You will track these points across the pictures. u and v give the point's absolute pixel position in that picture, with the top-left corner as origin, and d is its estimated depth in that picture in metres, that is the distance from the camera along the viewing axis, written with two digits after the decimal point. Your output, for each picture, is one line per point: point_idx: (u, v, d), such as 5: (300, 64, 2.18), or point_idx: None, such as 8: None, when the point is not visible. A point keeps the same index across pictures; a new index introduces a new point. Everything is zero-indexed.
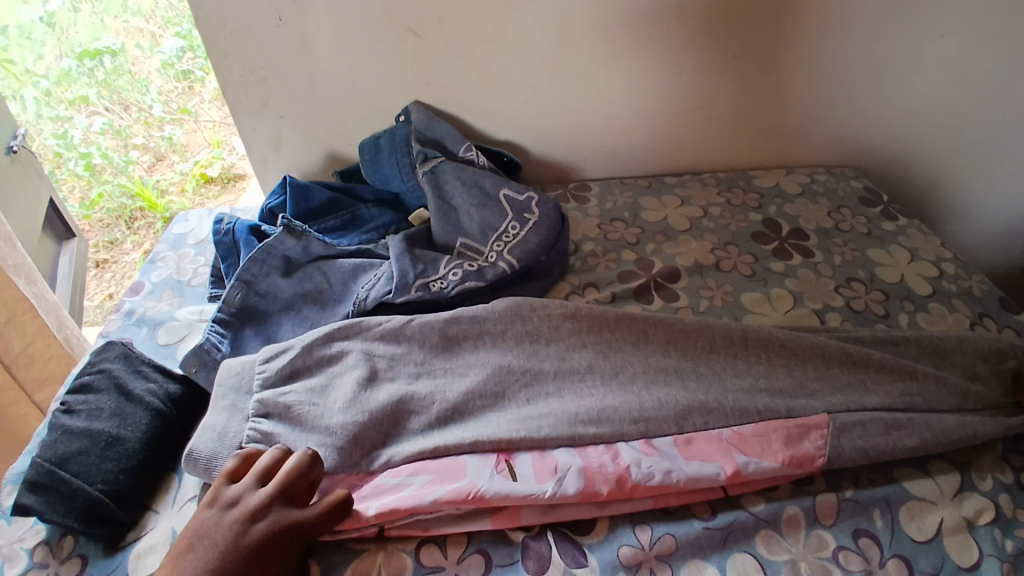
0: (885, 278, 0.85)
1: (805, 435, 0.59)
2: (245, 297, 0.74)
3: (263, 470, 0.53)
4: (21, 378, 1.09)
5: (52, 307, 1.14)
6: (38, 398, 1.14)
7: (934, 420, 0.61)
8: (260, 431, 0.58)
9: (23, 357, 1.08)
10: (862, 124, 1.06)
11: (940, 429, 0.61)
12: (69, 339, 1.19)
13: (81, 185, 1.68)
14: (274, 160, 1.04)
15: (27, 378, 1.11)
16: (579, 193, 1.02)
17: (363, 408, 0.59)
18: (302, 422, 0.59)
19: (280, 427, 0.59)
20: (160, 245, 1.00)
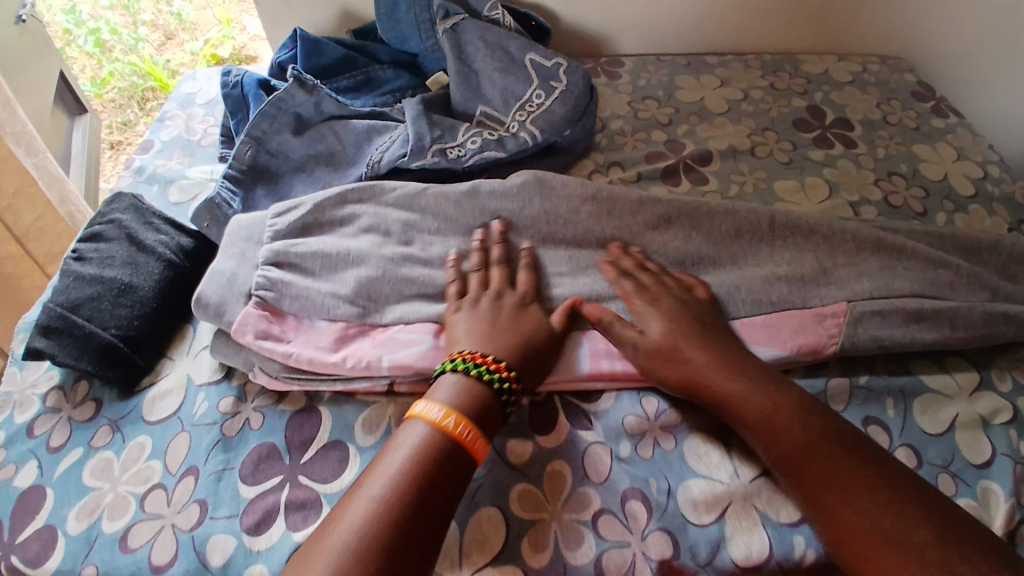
0: (927, 175, 0.80)
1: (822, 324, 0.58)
2: (255, 155, 0.71)
3: (481, 280, 0.59)
4: (32, 252, 1.07)
5: (56, 181, 1.07)
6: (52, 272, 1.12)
7: (960, 317, 0.59)
8: (269, 279, 0.57)
9: (35, 229, 1.06)
10: (927, 6, 0.95)
11: (965, 325, 0.58)
12: (73, 216, 1.12)
13: (92, 65, 1.59)
14: (285, 18, 0.97)
15: (37, 251, 1.08)
16: (610, 68, 0.95)
17: (378, 265, 0.58)
18: (314, 271, 0.59)
19: (289, 275, 0.58)
20: (169, 104, 0.96)
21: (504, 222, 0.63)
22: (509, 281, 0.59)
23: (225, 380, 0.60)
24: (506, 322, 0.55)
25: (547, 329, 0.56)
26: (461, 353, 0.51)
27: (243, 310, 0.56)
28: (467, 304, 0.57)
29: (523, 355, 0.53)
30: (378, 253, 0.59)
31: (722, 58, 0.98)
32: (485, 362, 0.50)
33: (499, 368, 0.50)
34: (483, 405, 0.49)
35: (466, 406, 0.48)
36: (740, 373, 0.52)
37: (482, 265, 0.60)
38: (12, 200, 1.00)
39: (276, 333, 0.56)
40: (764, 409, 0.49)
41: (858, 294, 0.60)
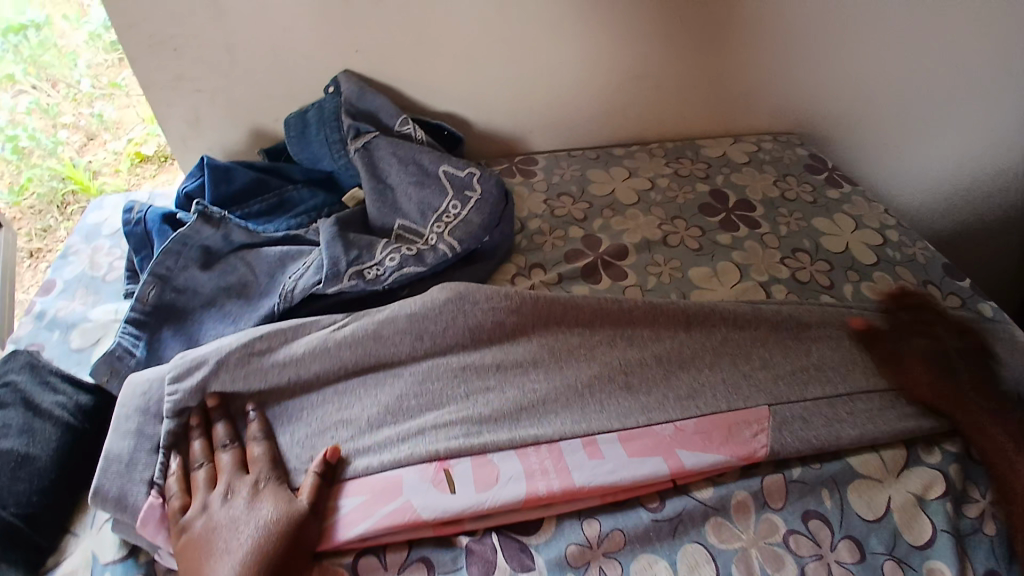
0: (830, 248, 0.85)
1: (739, 432, 0.60)
2: (160, 293, 0.68)
3: (208, 474, 0.55)
4: None
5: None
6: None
7: (875, 413, 0.63)
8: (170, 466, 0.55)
9: None
10: (806, 90, 1.05)
11: (882, 421, 0.62)
12: None
13: (6, 170, 1.27)
14: (195, 141, 0.96)
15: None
16: (525, 167, 0.98)
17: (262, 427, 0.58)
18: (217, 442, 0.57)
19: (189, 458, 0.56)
20: (71, 238, 0.92)
21: (219, 394, 0.59)
22: (241, 464, 0.55)
23: (131, 556, 0.54)
24: (241, 525, 0.50)
25: (290, 519, 0.51)
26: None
27: (146, 502, 0.53)
28: (195, 509, 0.52)
29: (266, 563, 0.48)
30: (255, 414, 0.58)
31: (628, 149, 1.04)
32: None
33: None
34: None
35: None
36: (872, 375, 0.66)
37: (210, 453, 0.56)
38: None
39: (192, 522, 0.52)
40: (937, 398, 0.63)
41: (778, 398, 0.63)
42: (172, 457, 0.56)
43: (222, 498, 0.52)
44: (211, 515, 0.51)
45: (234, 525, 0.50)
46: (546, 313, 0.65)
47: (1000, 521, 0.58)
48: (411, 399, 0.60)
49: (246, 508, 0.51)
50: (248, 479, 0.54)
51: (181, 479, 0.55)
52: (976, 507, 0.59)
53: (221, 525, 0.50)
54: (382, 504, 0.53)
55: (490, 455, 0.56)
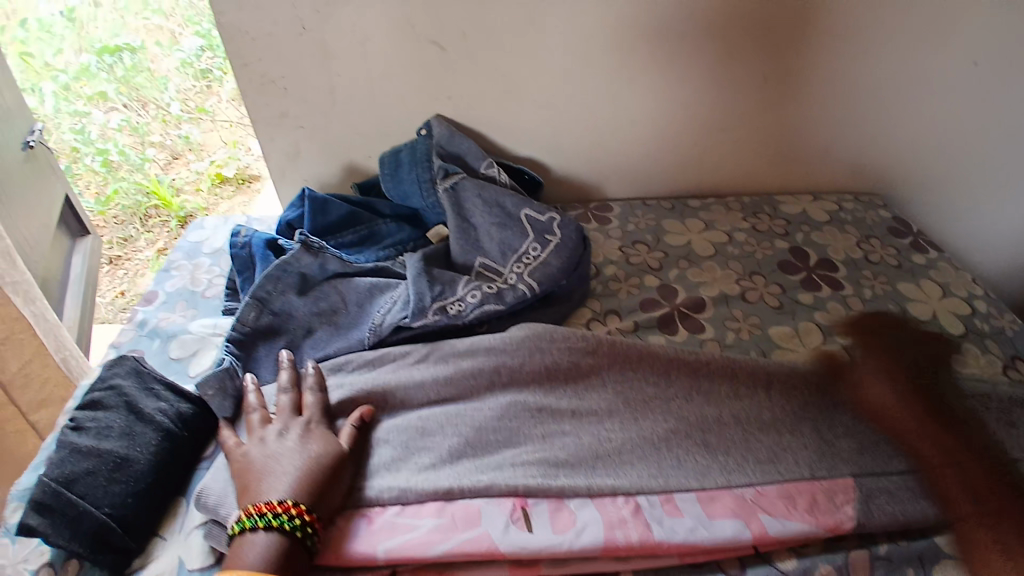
0: (916, 314, 0.82)
1: (833, 500, 0.58)
2: (258, 316, 0.72)
3: None
4: (19, 401, 1.04)
5: (51, 328, 1.06)
6: (34, 417, 1.08)
7: (963, 488, 0.60)
8: None
9: (20, 376, 1.03)
10: (891, 152, 1.03)
11: (970, 496, 0.59)
12: (67, 361, 1.11)
13: (95, 182, 1.73)
14: (292, 172, 1.03)
15: (22, 399, 1.05)
16: (600, 214, 1.00)
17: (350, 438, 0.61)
18: None
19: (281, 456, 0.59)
20: (174, 254, 0.99)
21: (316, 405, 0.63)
22: None
23: (217, 566, 0.57)
24: None
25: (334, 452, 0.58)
26: (252, 509, 0.52)
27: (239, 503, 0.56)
28: None
29: None
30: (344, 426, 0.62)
31: (704, 201, 1.04)
32: (270, 510, 0.52)
33: (286, 511, 0.52)
34: (286, 555, 0.50)
35: (262, 563, 0.49)
36: None
37: None
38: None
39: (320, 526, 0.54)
40: None
41: (863, 468, 0.61)
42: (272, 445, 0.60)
43: None
44: None
45: None
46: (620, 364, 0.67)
47: None
48: (493, 433, 0.62)
49: None
50: None
51: None
52: None
53: None
54: (461, 531, 0.53)
55: (567, 501, 0.57)
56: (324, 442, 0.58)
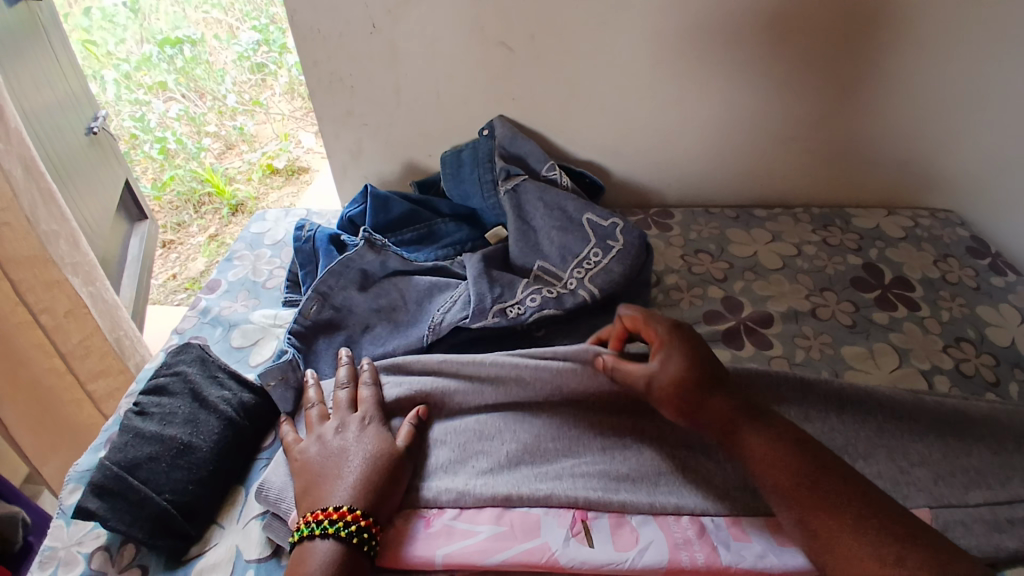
0: (997, 341, 0.77)
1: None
2: (320, 310, 0.73)
3: None
4: (77, 372, 1.06)
5: (109, 308, 1.09)
6: (89, 387, 1.10)
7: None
8: None
9: (81, 347, 1.04)
10: (974, 168, 0.96)
11: None
12: (120, 342, 1.13)
13: (153, 167, 1.80)
14: (354, 169, 1.04)
15: (82, 369, 1.07)
16: (661, 220, 0.98)
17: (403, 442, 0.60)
18: None
19: None
20: (238, 244, 1.01)
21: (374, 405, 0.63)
22: None
23: (275, 557, 0.58)
24: None
25: (389, 454, 0.57)
26: (307, 517, 0.52)
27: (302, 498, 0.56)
28: None
29: None
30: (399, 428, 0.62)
31: (771, 212, 1.00)
32: (325, 517, 0.51)
33: (341, 518, 0.51)
34: (346, 560, 0.50)
35: (325, 571, 0.49)
36: None
37: None
38: (62, 319, 0.99)
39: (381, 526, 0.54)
40: None
41: (940, 500, 0.57)
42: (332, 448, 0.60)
43: None
44: None
45: None
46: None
47: None
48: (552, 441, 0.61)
49: None
50: None
51: None
52: None
53: None
54: (520, 540, 0.52)
55: (629, 516, 0.55)
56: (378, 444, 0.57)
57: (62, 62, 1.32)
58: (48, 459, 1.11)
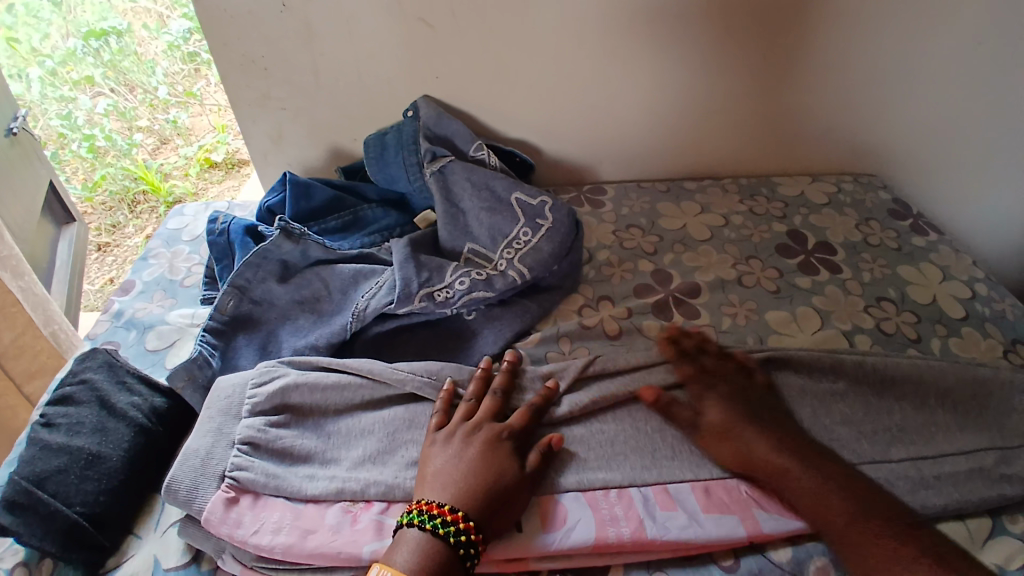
0: (916, 299, 0.80)
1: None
2: (237, 305, 0.69)
3: (468, 408, 0.58)
4: (10, 374, 0.99)
5: (41, 301, 1.03)
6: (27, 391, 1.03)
7: (962, 478, 0.58)
8: (237, 483, 0.54)
9: (13, 348, 0.98)
10: (892, 134, 0.99)
11: (973, 491, 0.58)
12: (57, 336, 1.08)
13: (83, 167, 1.67)
14: (277, 155, 1.00)
15: (16, 371, 1.00)
16: (594, 197, 0.97)
17: (318, 445, 0.57)
18: (285, 455, 0.56)
19: (254, 459, 0.55)
20: (153, 241, 0.95)
21: (293, 403, 0.59)
22: (472, 414, 0.58)
23: (195, 563, 0.55)
24: (465, 459, 0.53)
25: (492, 457, 0.53)
26: (418, 503, 0.50)
27: (216, 495, 0.53)
28: (455, 434, 0.56)
29: (487, 491, 0.51)
30: (315, 430, 0.58)
31: (699, 184, 1.02)
32: (440, 514, 0.49)
33: (456, 522, 0.48)
34: (441, 561, 0.47)
35: (417, 566, 0.46)
36: None
37: (478, 395, 0.60)
38: None
39: (304, 526, 0.51)
40: None
41: (862, 457, 0.59)
42: (243, 452, 0.55)
43: (447, 437, 0.55)
44: (444, 448, 0.54)
45: (456, 461, 0.53)
46: (608, 363, 0.65)
47: None
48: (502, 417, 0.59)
49: (462, 449, 0.54)
50: (470, 427, 0.56)
51: (444, 402, 0.59)
52: None
53: (456, 463, 0.53)
54: None
55: (559, 494, 0.55)
56: (500, 454, 0.54)
57: None
58: None
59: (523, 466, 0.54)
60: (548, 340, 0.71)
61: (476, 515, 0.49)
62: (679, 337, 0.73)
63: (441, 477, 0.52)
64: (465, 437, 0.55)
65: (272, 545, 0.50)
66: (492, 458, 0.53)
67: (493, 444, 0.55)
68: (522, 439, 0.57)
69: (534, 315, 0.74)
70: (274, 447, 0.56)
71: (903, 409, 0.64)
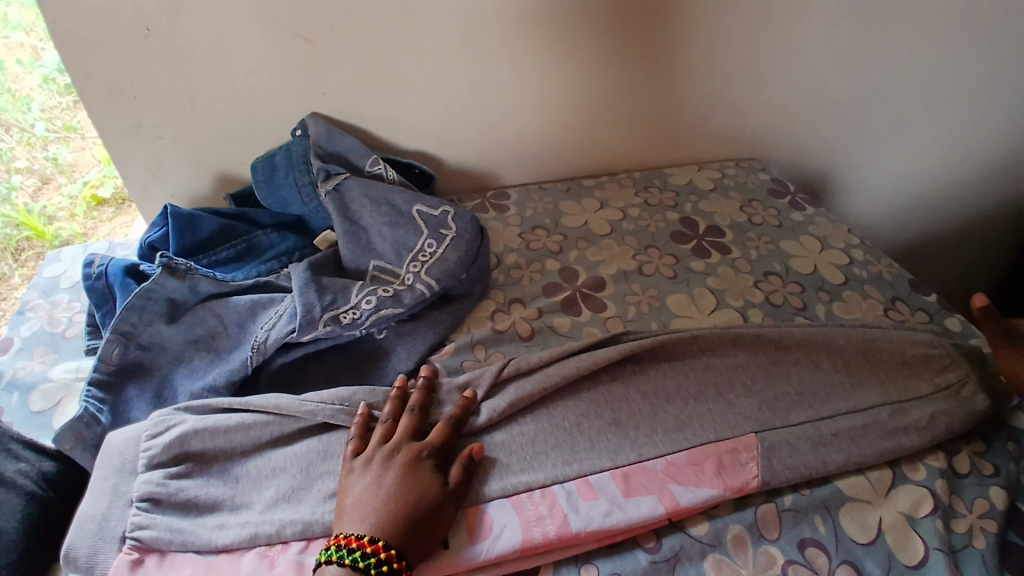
0: (800, 269, 0.87)
1: (737, 459, 0.60)
2: (124, 352, 0.65)
3: (385, 430, 0.57)
4: None
5: None
6: None
7: (859, 433, 0.63)
8: (141, 543, 0.50)
9: None
10: (766, 118, 1.07)
11: (867, 442, 0.63)
12: None
13: None
14: (158, 187, 0.94)
15: None
16: (497, 202, 0.98)
17: (227, 493, 0.54)
18: (192, 507, 0.52)
19: (159, 516, 0.52)
20: (27, 292, 0.87)
21: (196, 449, 0.55)
22: (389, 437, 0.57)
23: None
24: (385, 485, 0.52)
25: (413, 479, 0.53)
26: (337, 538, 0.49)
27: (118, 559, 0.49)
28: (372, 459, 0.54)
29: (409, 516, 0.50)
30: (223, 476, 0.55)
31: (597, 180, 1.05)
32: (360, 547, 0.48)
33: (376, 552, 0.47)
34: None
35: None
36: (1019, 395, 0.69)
37: (395, 415, 0.59)
38: None
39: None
40: None
41: (764, 424, 0.63)
42: (143, 512, 0.51)
43: (364, 464, 0.54)
44: (362, 476, 0.53)
45: (375, 488, 0.52)
46: (524, 363, 0.65)
47: (990, 534, 0.59)
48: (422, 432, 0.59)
49: (381, 474, 0.53)
50: (388, 450, 0.55)
51: (359, 427, 0.57)
52: (964, 521, 0.60)
53: (374, 491, 0.51)
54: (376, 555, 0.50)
55: (484, 504, 0.55)
56: (421, 475, 0.53)
57: None
58: None
59: (444, 484, 0.54)
60: (463, 348, 0.71)
61: (399, 543, 0.49)
62: (588, 330, 0.75)
63: (360, 507, 0.51)
64: (384, 461, 0.54)
65: None
66: (412, 481, 0.52)
67: (413, 465, 0.54)
68: (442, 455, 0.56)
69: (446, 326, 0.74)
70: (177, 500, 0.52)
71: (798, 373, 0.69)
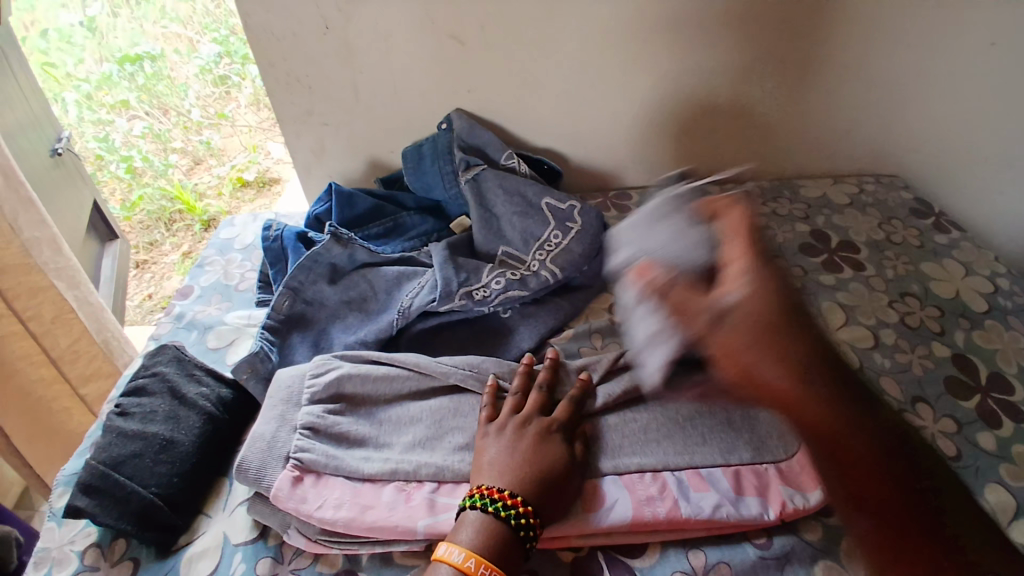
0: (940, 293, 0.82)
1: None
2: (292, 305, 0.75)
3: (515, 403, 0.62)
4: (67, 373, 1.11)
5: (94, 309, 1.12)
6: (82, 390, 1.15)
7: None
8: (302, 464, 0.58)
9: (70, 351, 1.09)
10: (911, 135, 1.01)
11: None
12: (110, 341, 1.16)
13: (121, 188, 1.81)
14: (319, 168, 1.07)
15: (73, 372, 1.12)
16: (619, 202, 1.01)
17: (374, 435, 0.62)
18: (345, 442, 0.61)
19: (318, 443, 0.60)
20: (207, 250, 1.02)
21: (350, 392, 0.64)
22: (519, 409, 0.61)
23: (262, 539, 0.60)
24: (519, 450, 0.57)
25: (544, 449, 0.57)
26: (479, 488, 0.54)
27: (283, 474, 0.58)
28: (506, 427, 0.59)
29: (543, 481, 0.55)
30: (371, 421, 0.63)
31: (724, 187, 1.05)
32: (501, 499, 0.52)
33: (515, 506, 0.52)
34: (502, 541, 0.51)
35: (480, 544, 0.51)
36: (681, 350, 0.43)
37: (522, 390, 0.64)
38: (49, 325, 1.04)
39: (366, 501, 0.56)
40: None
41: None
42: (305, 437, 0.60)
43: (498, 430, 0.59)
44: (497, 441, 0.58)
45: (509, 452, 0.57)
46: None
47: None
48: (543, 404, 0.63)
49: (514, 441, 0.57)
50: (519, 419, 0.60)
51: (490, 397, 0.63)
52: None
53: (510, 454, 0.56)
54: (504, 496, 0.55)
55: (598, 478, 0.59)
56: (551, 446, 0.57)
57: (22, 82, 1.33)
58: (50, 469, 1.19)
59: (571, 457, 0.58)
60: (581, 335, 0.75)
61: (534, 501, 0.53)
62: None
63: (496, 467, 0.56)
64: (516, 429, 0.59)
65: (335, 519, 0.55)
66: (543, 451, 0.57)
67: (543, 436, 0.58)
68: (569, 431, 0.60)
69: (567, 313, 0.78)
70: (332, 431, 0.61)
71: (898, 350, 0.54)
